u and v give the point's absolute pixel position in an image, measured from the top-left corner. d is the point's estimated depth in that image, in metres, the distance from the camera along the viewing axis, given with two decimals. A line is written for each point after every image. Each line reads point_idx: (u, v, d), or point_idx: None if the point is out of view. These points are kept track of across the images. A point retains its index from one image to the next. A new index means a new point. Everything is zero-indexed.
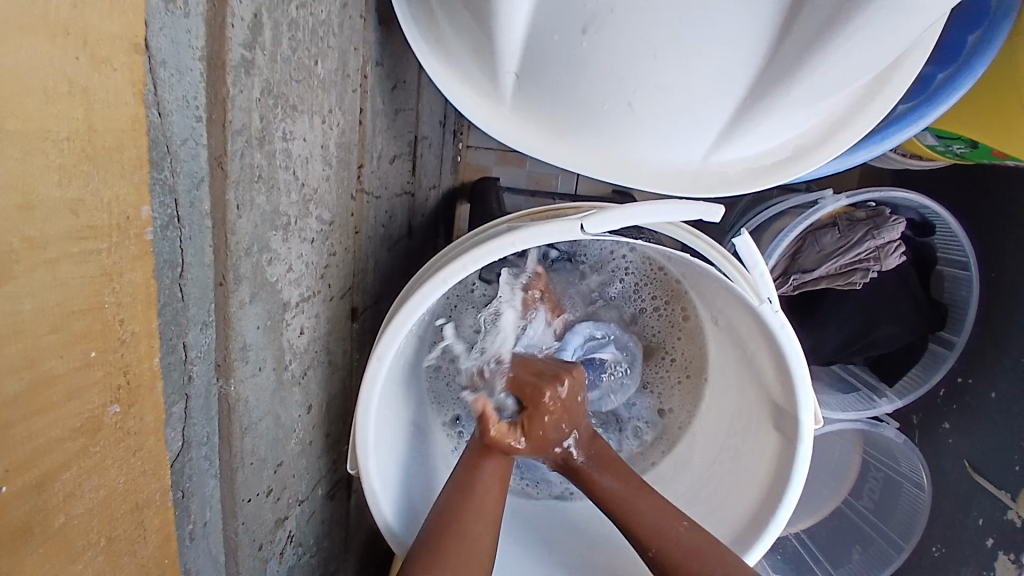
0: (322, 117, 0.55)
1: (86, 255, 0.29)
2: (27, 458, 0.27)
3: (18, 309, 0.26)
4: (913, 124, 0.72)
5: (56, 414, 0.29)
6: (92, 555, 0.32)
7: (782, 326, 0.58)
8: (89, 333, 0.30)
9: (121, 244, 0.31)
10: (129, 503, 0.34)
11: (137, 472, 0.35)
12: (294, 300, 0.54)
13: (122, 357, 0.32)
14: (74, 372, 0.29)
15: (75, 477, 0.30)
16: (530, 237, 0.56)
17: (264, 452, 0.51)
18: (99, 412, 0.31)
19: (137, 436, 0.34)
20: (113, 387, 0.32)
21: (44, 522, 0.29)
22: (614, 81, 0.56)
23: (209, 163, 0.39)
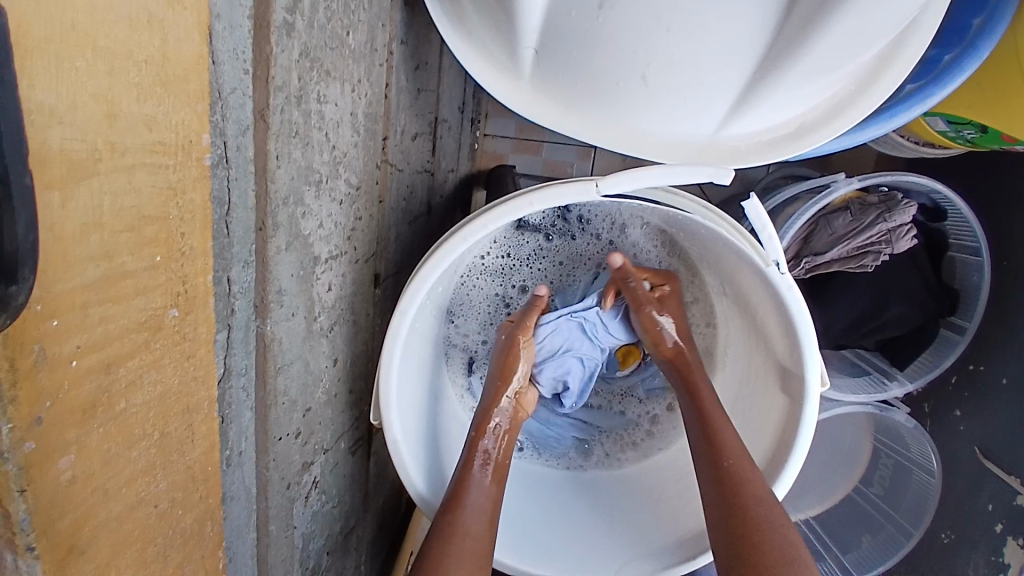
0: (352, 86, 0.59)
1: (154, 168, 0.32)
2: (99, 341, 0.30)
3: (98, 204, 0.28)
4: (921, 103, 0.73)
5: (126, 305, 0.31)
6: (145, 447, 0.34)
7: (789, 288, 0.60)
8: (155, 239, 0.33)
9: (184, 163, 0.34)
10: (181, 405, 0.37)
11: (189, 377, 0.38)
12: (323, 257, 0.58)
13: (182, 267, 0.35)
14: (144, 272, 0.32)
15: (137, 368, 0.33)
16: (546, 199, 0.59)
17: (294, 394, 0.55)
18: (160, 313, 0.34)
19: (192, 344, 0.38)
20: (173, 292, 0.35)
21: (107, 404, 0.31)
22: (628, 54, 0.59)
23: (253, 115, 0.43)
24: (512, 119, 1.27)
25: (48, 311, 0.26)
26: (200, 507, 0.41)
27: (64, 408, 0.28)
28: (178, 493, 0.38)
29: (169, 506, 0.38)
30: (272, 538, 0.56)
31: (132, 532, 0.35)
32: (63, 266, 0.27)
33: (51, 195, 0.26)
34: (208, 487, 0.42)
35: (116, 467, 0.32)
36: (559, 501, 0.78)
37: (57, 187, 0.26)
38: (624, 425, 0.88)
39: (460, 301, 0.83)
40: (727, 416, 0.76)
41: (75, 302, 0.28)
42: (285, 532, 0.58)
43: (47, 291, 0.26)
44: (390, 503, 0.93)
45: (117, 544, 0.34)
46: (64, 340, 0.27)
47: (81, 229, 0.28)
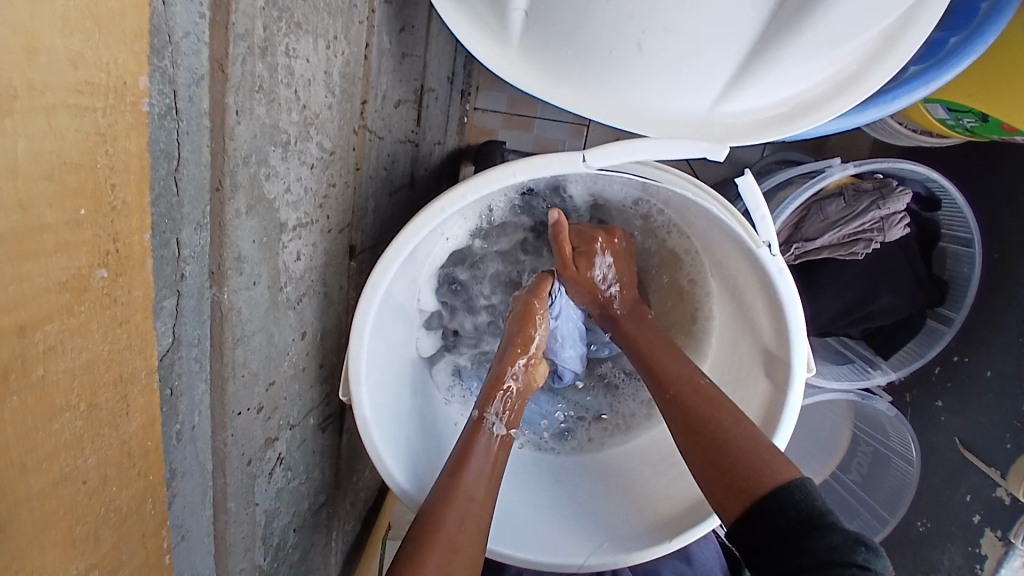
0: (326, 43, 0.55)
1: (80, 110, 0.26)
2: (9, 301, 0.24)
3: (10, 148, 0.23)
4: (925, 86, 0.70)
5: (44, 261, 0.26)
6: (71, 420, 0.29)
7: (780, 271, 0.58)
8: (80, 190, 0.27)
9: (118, 106, 0.28)
10: (113, 376, 0.32)
11: (121, 346, 0.31)
12: (291, 224, 0.55)
13: (112, 223, 0.29)
14: (63, 226, 0.27)
15: (57, 332, 0.27)
16: (531, 169, 0.56)
17: (256, 367, 0.52)
18: (85, 273, 0.28)
19: (124, 308, 0.31)
20: (101, 250, 0.29)
21: (20, 371, 0.26)
22: (623, 18, 0.56)
23: (210, 64, 0.39)
24: (504, 93, 1.23)
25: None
26: (138, 485, 0.36)
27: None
28: (111, 471, 0.33)
29: (100, 484, 0.33)
30: (230, 516, 0.53)
31: (54, 512, 0.30)
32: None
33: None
34: (148, 464, 0.37)
35: (35, 441, 0.28)
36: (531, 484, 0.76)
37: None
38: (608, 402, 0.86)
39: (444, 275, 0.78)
40: None
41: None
42: (245, 510, 0.55)
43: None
44: (361, 481, 0.92)
45: (36, 526, 0.29)
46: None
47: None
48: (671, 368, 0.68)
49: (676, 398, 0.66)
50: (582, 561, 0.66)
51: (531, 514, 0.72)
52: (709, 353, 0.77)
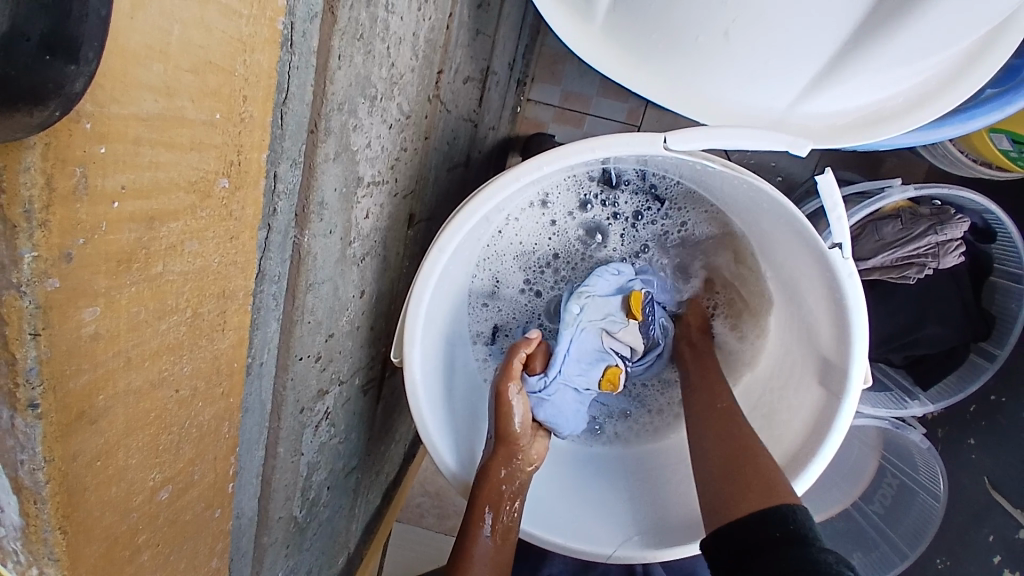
0: (418, 4, 0.56)
1: (227, 12, 0.29)
2: (147, 186, 0.27)
3: (167, 28, 0.25)
4: (1000, 109, 0.70)
5: (179, 155, 0.28)
6: (176, 322, 0.32)
7: (849, 276, 0.57)
8: (217, 94, 0.30)
9: (258, 19, 0.31)
10: (218, 288, 0.35)
11: (229, 260, 0.35)
12: (366, 179, 0.55)
13: (239, 134, 0.32)
14: (200, 125, 0.29)
15: (180, 233, 0.30)
16: (609, 146, 0.57)
17: (321, 315, 0.52)
18: (211, 179, 0.31)
19: (237, 224, 0.35)
20: (226, 159, 0.32)
21: (144, 262, 0.28)
22: (716, 8, 0.55)
23: (323, 4, 0.40)
24: (559, 88, 1.23)
25: (97, 132, 0.23)
26: (219, 404, 0.40)
27: (100, 251, 0.26)
28: (200, 382, 0.36)
29: (189, 395, 0.36)
30: (278, 461, 0.53)
31: (149, 412, 0.32)
32: (122, 88, 0.24)
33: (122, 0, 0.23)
34: (231, 381, 0.40)
35: (146, 332, 0.30)
36: (563, 471, 0.76)
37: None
38: (638, 409, 0.83)
39: (506, 246, 0.78)
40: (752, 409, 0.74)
41: (127, 132, 0.25)
42: (292, 458, 0.55)
43: (100, 110, 0.23)
44: (388, 453, 0.92)
45: (130, 422, 0.31)
46: (108, 174, 0.25)
47: (142, 53, 0.25)
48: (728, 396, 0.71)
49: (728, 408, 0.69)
50: (610, 551, 0.64)
51: (557, 500, 0.71)
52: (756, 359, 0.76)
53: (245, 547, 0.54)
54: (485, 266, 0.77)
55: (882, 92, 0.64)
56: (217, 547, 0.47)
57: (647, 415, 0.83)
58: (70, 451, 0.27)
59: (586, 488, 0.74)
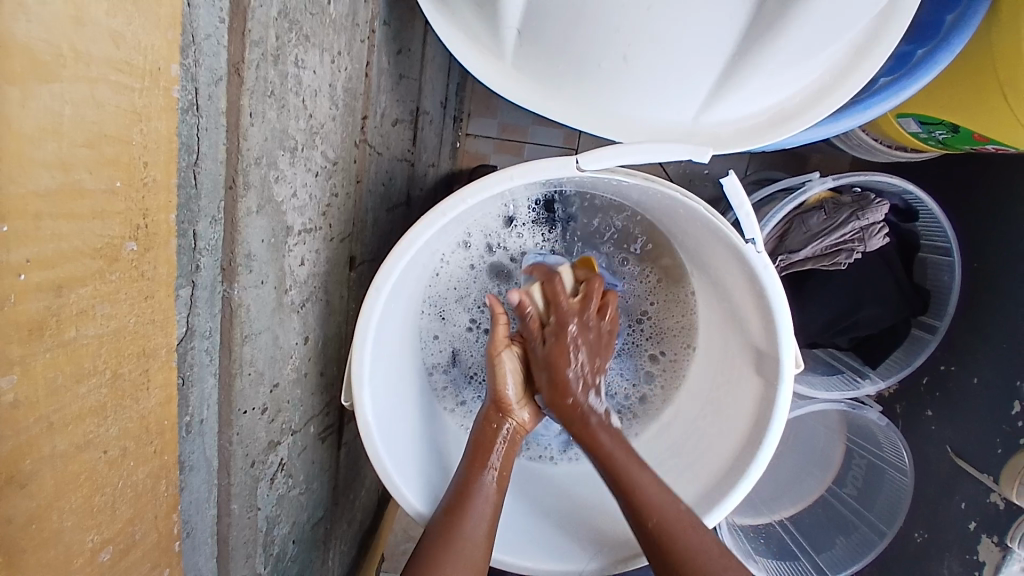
0: (331, 57, 0.58)
1: (120, 87, 0.31)
2: (49, 257, 0.29)
3: (57, 111, 0.28)
4: (894, 96, 0.75)
5: (81, 224, 0.30)
6: (96, 384, 0.33)
7: (765, 268, 0.60)
8: (116, 162, 0.32)
9: (151, 90, 0.33)
10: (138, 347, 0.36)
11: (147, 320, 0.36)
12: (297, 228, 0.56)
13: (143, 198, 0.34)
14: (101, 194, 0.31)
15: (90, 297, 0.32)
16: (527, 172, 0.59)
17: (262, 366, 0.53)
18: (117, 244, 0.33)
19: (151, 284, 0.36)
20: (132, 224, 0.33)
21: (56, 327, 0.30)
22: (611, 33, 0.59)
23: (227, 68, 0.42)
24: (496, 119, 1.26)
25: None
26: (154, 462, 0.40)
27: (10, 323, 0.27)
28: (130, 442, 0.37)
29: (119, 456, 0.36)
30: (233, 518, 0.53)
31: (78, 475, 0.33)
32: (17, 170, 0.27)
33: (7, 90, 0.26)
34: (164, 441, 0.41)
35: (64, 396, 0.31)
36: (531, 493, 0.76)
37: (13, 84, 0.26)
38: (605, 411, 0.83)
39: (448, 277, 0.79)
40: (700, 406, 0.76)
41: (25, 208, 0.27)
42: (249, 514, 0.55)
43: None
44: (359, 499, 0.91)
45: (61, 485, 0.32)
46: (12, 249, 0.27)
47: (35, 135, 0.27)
48: (655, 502, 0.63)
49: (658, 529, 0.62)
50: (582, 567, 0.66)
51: (527, 523, 0.71)
52: (700, 358, 0.78)
53: None
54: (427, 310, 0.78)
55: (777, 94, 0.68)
56: None
57: (618, 398, 0.81)
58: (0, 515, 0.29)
59: (561, 506, 0.74)
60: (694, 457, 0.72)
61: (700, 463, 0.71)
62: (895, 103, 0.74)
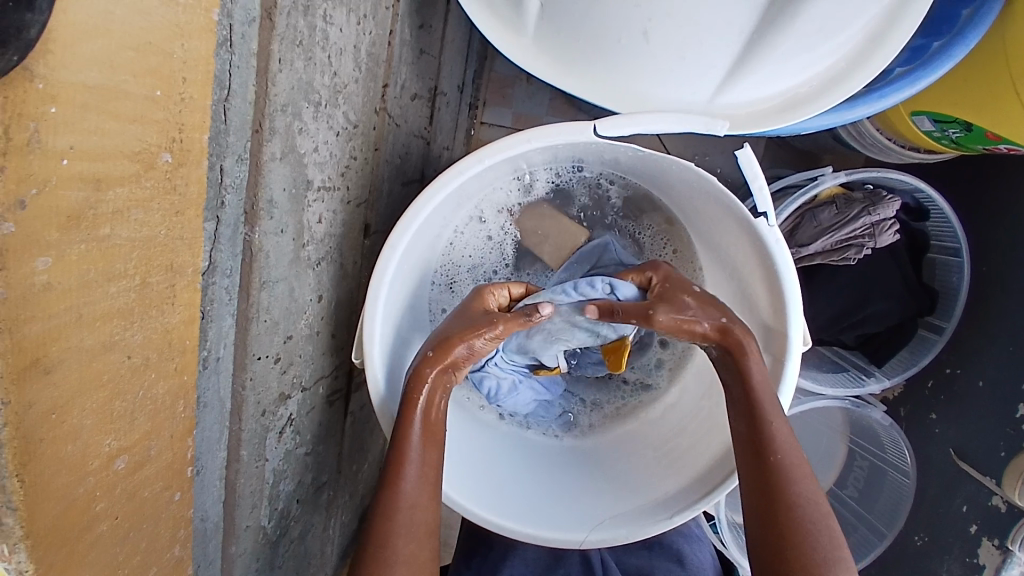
0: (357, 19, 0.59)
1: (167, 2, 0.33)
2: (95, 150, 0.30)
3: (109, 11, 0.29)
4: (909, 85, 0.74)
5: (123, 126, 0.32)
6: (125, 290, 0.34)
7: (776, 242, 0.61)
8: (157, 73, 0.33)
9: (193, 9, 0.35)
10: (166, 261, 0.37)
11: (174, 235, 0.37)
12: (316, 184, 0.57)
13: (179, 113, 0.35)
14: (142, 101, 0.32)
15: (126, 200, 0.33)
16: (544, 136, 0.60)
17: (277, 316, 0.53)
18: (154, 152, 0.34)
19: (181, 200, 0.37)
20: (168, 135, 0.35)
21: (92, 222, 0.31)
22: (631, 6, 0.60)
23: (260, 11, 0.43)
24: (511, 109, 1.27)
25: (49, 93, 0.27)
26: (172, 379, 0.41)
27: (44, 208, 0.28)
28: (152, 353, 0.38)
29: (142, 364, 0.37)
30: (242, 465, 0.54)
31: (98, 375, 0.34)
32: (69, 56, 0.28)
33: None
34: (185, 362, 0.41)
35: (96, 291, 0.32)
36: (537, 464, 0.77)
37: None
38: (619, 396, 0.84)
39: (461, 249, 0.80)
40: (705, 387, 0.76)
41: (74, 97, 0.28)
42: (256, 463, 0.56)
43: (52, 74, 0.27)
44: (361, 473, 0.91)
45: (80, 383, 0.33)
46: (59, 134, 0.28)
47: (89, 28, 0.29)
48: (784, 435, 0.60)
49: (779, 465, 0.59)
50: (583, 537, 0.65)
51: (529, 491, 0.72)
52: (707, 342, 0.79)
53: (210, 555, 0.55)
54: (435, 284, 0.79)
55: (792, 78, 0.69)
56: (179, 537, 0.47)
57: (621, 386, 0.84)
58: (22, 400, 0.29)
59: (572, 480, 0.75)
60: (700, 433, 0.72)
61: (706, 439, 0.71)
62: (909, 94, 0.74)
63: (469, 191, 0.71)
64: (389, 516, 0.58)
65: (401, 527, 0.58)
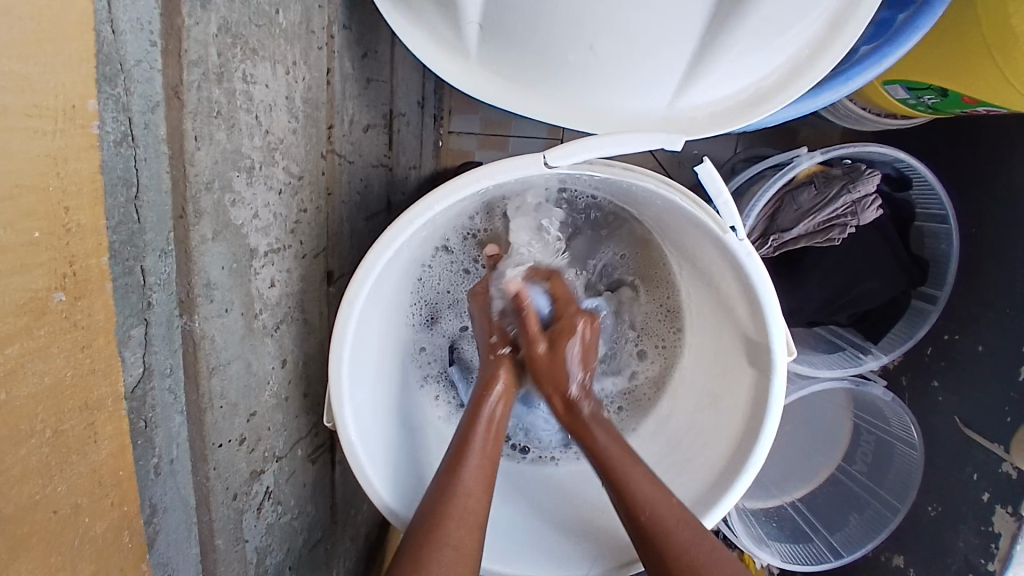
0: (286, 68, 0.56)
1: (29, 133, 0.31)
2: None
3: None
4: (876, 64, 0.71)
5: (1, 281, 0.30)
6: (37, 444, 0.33)
7: (749, 255, 0.58)
8: (34, 214, 0.31)
9: (68, 130, 0.33)
10: (79, 400, 0.36)
11: (86, 370, 0.36)
12: (262, 250, 0.54)
13: (68, 246, 0.34)
14: (21, 248, 0.31)
15: (19, 356, 0.31)
16: (493, 174, 0.57)
17: (235, 397, 0.51)
18: (44, 296, 0.33)
19: (86, 333, 0.36)
20: (58, 274, 0.33)
21: None
22: (572, 22, 0.57)
23: (165, 92, 0.40)
24: (477, 115, 1.23)
25: None
26: (113, 514, 0.40)
27: None
28: (82, 499, 0.37)
29: (71, 513, 0.36)
30: (219, 554, 0.52)
31: (29, 537, 0.34)
32: None
33: None
34: (124, 489, 0.40)
35: (1, 459, 0.31)
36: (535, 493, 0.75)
37: None
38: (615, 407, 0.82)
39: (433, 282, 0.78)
40: (696, 401, 0.74)
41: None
42: (235, 546, 0.53)
43: None
44: (361, 515, 0.89)
45: (10, 551, 0.32)
46: None
47: None
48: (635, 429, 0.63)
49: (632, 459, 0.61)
50: None
51: (528, 525, 0.71)
52: (694, 351, 0.76)
53: None
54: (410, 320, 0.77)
55: (753, 74, 0.65)
56: None
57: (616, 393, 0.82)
58: None
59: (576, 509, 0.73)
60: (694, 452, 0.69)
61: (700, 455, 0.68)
62: (877, 71, 0.71)
63: (429, 229, 0.68)
64: (426, 532, 0.55)
65: (443, 539, 0.54)
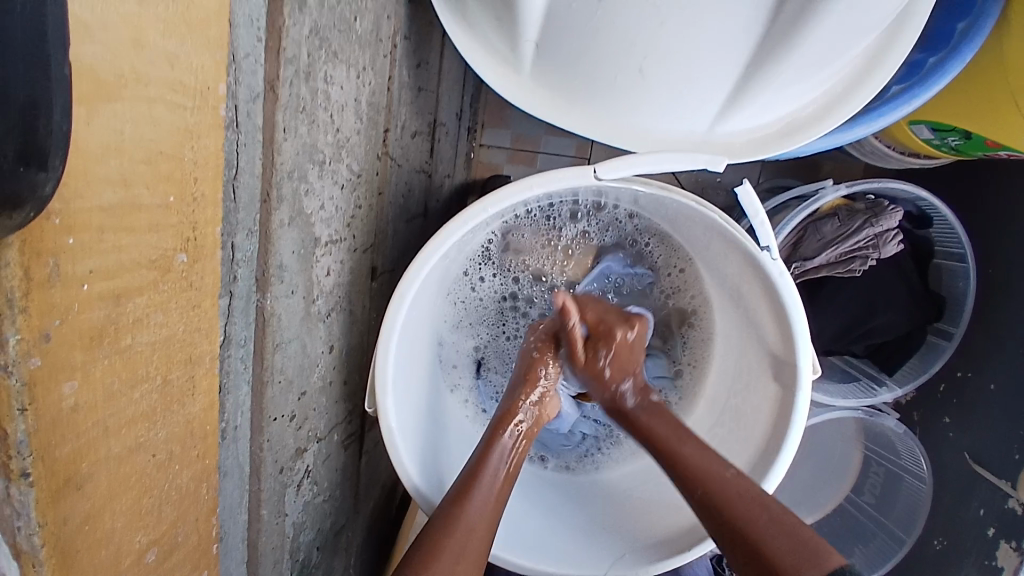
0: (356, 72, 0.60)
1: (173, 107, 0.35)
2: (111, 268, 0.32)
3: (119, 129, 0.31)
4: (908, 103, 0.75)
5: (139, 237, 0.34)
6: (149, 391, 0.37)
7: (781, 275, 0.61)
8: (169, 179, 0.35)
9: (201, 108, 0.37)
10: (185, 354, 0.40)
11: (193, 327, 0.40)
12: (324, 239, 0.57)
13: (193, 212, 0.38)
14: (156, 209, 0.35)
15: (145, 307, 0.35)
16: (546, 182, 0.60)
17: (291, 374, 0.54)
18: (170, 256, 0.37)
19: (198, 293, 0.40)
20: (183, 236, 0.37)
21: (114, 336, 0.33)
22: (626, 46, 0.60)
23: (264, 85, 0.43)
24: (508, 131, 1.27)
25: (65, 225, 0.28)
26: (195, 466, 0.44)
27: (75, 328, 0.31)
28: (175, 446, 0.41)
29: (166, 459, 0.40)
30: (263, 524, 0.55)
31: (129, 477, 0.37)
32: (83, 187, 0.29)
33: (79, 109, 0.28)
34: (206, 444, 0.44)
35: (122, 400, 0.35)
36: (556, 498, 0.78)
37: (83, 104, 0.28)
38: None
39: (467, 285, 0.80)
40: (717, 415, 0.76)
41: (92, 222, 0.31)
42: (277, 519, 0.56)
43: (67, 207, 0.28)
44: (377, 508, 0.91)
45: (111, 490, 0.36)
46: (77, 262, 0.30)
47: (99, 153, 0.30)
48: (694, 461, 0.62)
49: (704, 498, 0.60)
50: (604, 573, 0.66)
51: (547, 526, 0.73)
52: (716, 367, 0.79)
53: None
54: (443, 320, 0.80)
55: (788, 106, 0.69)
56: None
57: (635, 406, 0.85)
58: (60, 515, 0.32)
59: (594, 513, 0.75)
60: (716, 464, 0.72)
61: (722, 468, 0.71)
62: (907, 111, 0.75)
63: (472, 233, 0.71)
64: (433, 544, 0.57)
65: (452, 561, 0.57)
